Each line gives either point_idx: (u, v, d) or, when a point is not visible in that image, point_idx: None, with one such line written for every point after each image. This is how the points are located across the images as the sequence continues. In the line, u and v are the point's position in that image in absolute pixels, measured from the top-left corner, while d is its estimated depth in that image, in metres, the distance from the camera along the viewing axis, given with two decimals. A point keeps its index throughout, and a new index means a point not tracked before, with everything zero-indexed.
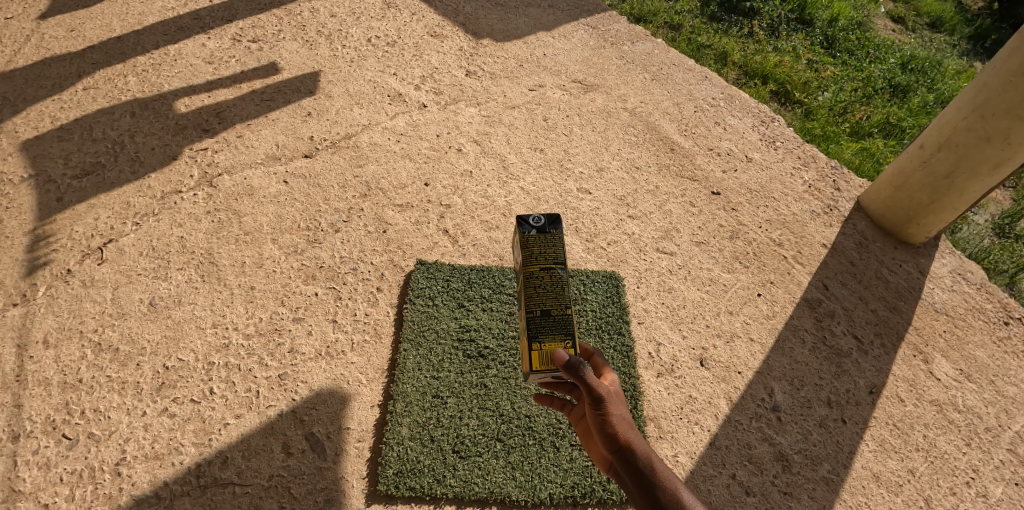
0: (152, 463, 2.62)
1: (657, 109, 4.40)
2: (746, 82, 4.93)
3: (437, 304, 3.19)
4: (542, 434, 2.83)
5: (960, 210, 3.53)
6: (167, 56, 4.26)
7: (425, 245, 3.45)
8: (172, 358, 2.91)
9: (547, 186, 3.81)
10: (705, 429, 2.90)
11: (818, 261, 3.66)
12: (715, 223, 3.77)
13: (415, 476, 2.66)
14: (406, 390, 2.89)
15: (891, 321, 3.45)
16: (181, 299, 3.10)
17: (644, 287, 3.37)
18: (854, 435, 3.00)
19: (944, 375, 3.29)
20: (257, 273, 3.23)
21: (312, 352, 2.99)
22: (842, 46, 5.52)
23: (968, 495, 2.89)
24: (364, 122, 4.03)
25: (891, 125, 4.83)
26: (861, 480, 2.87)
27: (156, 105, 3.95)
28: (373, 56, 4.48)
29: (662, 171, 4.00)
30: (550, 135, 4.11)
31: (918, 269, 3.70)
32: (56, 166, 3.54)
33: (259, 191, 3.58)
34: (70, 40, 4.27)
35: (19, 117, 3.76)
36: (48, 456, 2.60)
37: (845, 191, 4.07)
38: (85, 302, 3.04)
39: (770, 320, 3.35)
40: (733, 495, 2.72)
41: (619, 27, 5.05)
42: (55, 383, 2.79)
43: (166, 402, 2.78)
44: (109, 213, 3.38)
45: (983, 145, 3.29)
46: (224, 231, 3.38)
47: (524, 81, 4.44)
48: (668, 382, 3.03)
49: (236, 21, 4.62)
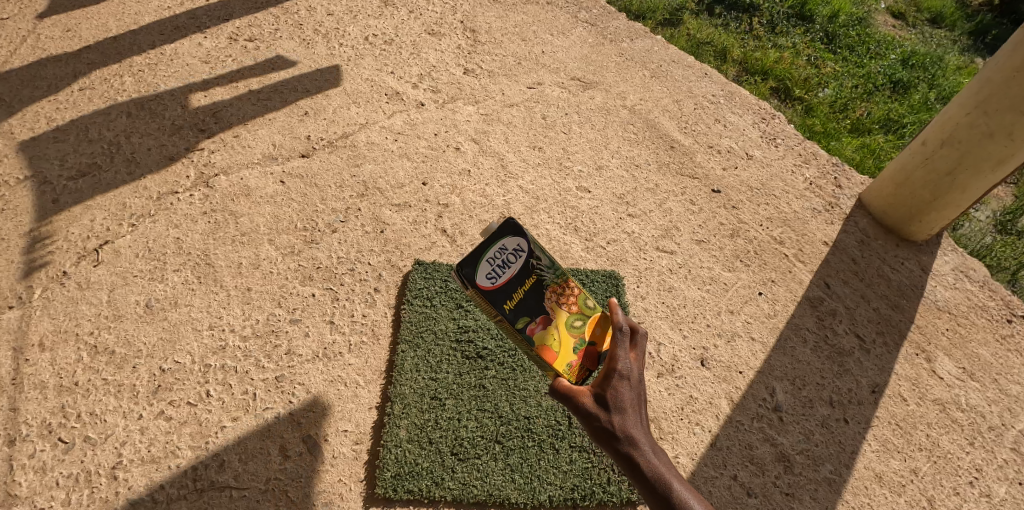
0: (149, 466, 2.60)
1: (656, 107, 4.37)
2: (746, 79, 4.89)
3: (434, 304, 3.17)
4: (541, 436, 2.81)
5: (962, 208, 3.50)
6: (163, 56, 4.23)
7: (422, 245, 3.42)
8: (168, 360, 2.89)
9: (546, 184, 3.78)
10: (706, 430, 2.88)
11: (820, 259, 3.63)
12: (716, 221, 3.74)
13: (413, 479, 2.63)
14: (404, 392, 2.87)
15: (894, 319, 3.42)
16: (178, 301, 3.08)
17: (643, 286, 3.35)
18: (856, 435, 2.97)
19: (947, 373, 3.26)
20: (253, 274, 3.21)
21: (309, 354, 2.97)
22: (842, 42, 5.48)
23: (971, 495, 2.86)
24: (361, 121, 4.00)
25: (892, 121, 4.79)
26: (864, 480, 2.84)
27: (152, 105, 3.93)
28: (370, 54, 4.45)
29: (662, 169, 3.97)
30: (548, 134, 4.08)
31: (920, 267, 3.67)
32: (52, 167, 3.52)
33: (256, 191, 3.55)
34: (66, 41, 4.24)
35: (15, 118, 3.73)
36: (44, 459, 2.58)
37: (847, 189, 4.04)
38: (81, 304, 3.02)
39: (771, 319, 3.32)
40: (734, 497, 2.70)
41: (618, 24, 5.01)
42: (51, 386, 2.77)
43: (163, 405, 2.76)
44: (105, 214, 3.35)
45: (986, 142, 3.26)
46: (221, 232, 3.35)
47: (522, 79, 4.41)
48: (668, 382, 3.00)
49: (232, 20, 4.58)
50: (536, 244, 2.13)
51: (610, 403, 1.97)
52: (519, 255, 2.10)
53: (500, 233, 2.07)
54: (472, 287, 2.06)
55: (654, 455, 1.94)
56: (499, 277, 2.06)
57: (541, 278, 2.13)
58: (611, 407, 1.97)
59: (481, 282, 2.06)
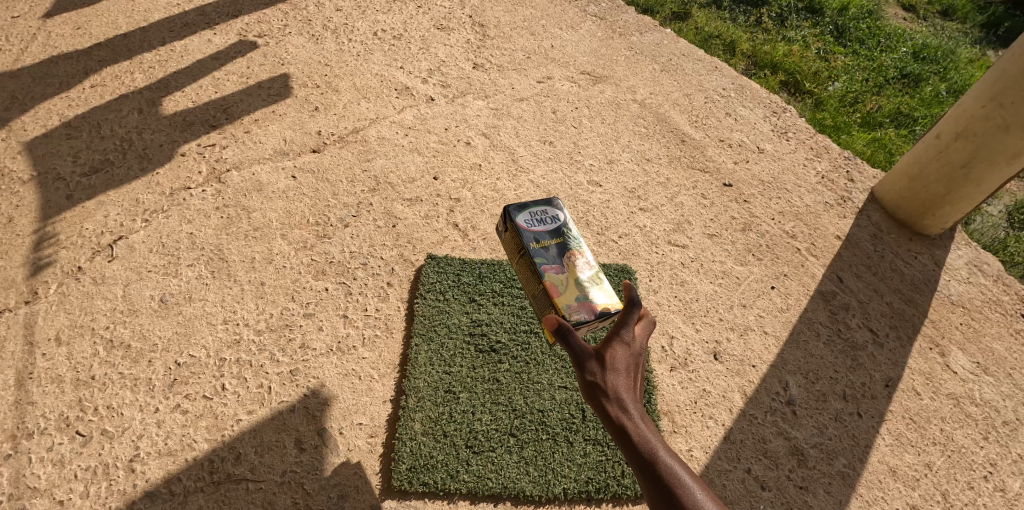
0: (166, 459, 2.63)
1: (666, 101, 4.35)
2: (755, 73, 4.87)
3: (447, 298, 3.18)
4: (555, 429, 2.82)
5: (977, 200, 3.48)
6: (173, 53, 4.24)
7: (434, 240, 3.43)
8: (183, 355, 2.91)
9: (557, 179, 3.77)
10: (719, 423, 2.88)
11: (832, 253, 3.61)
12: (727, 215, 3.72)
13: (428, 471, 2.66)
14: (418, 385, 2.88)
15: (907, 313, 3.41)
16: (192, 296, 3.09)
17: (655, 280, 3.35)
18: (870, 429, 2.98)
19: (961, 368, 3.25)
20: (266, 269, 3.22)
21: (322, 347, 2.98)
22: (854, 35, 5.41)
23: (985, 489, 2.87)
24: (372, 116, 4.00)
25: (902, 114, 4.76)
26: (878, 474, 2.85)
27: (163, 101, 3.94)
28: (379, 49, 4.45)
29: (672, 163, 3.96)
30: (559, 128, 4.07)
31: (933, 260, 3.66)
32: (66, 164, 3.54)
33: (268, 186, 3.56)
34: (77, 38, 4.25)
35: (27, 115, 3.75)
36: (62, 452, 2.61)
37: (859, 182, 4.02)
38: (96, 299, 3.04)
39: (784, 313, 3.32)
40: (748, 490, 2.70)
41: (627, 17, 4.98)
42: (68, 380, 2.79)
43: (179, 399, 2.79)
44: (119, 210, 3.37)
45: (1002, 135, 3.24)
46: (233, 227, 3.37)
47: (532, 74, 4.40)
48: (681, 376, 3.01)
49: (241, 15, 4.57)
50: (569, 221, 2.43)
51: (608, 360, 1.97)
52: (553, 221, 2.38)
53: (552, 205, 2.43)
54: (508, 216, 2.38)
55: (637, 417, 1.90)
56: (534, 228, 2.35)
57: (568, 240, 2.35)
58: (606, 365, 1.97)
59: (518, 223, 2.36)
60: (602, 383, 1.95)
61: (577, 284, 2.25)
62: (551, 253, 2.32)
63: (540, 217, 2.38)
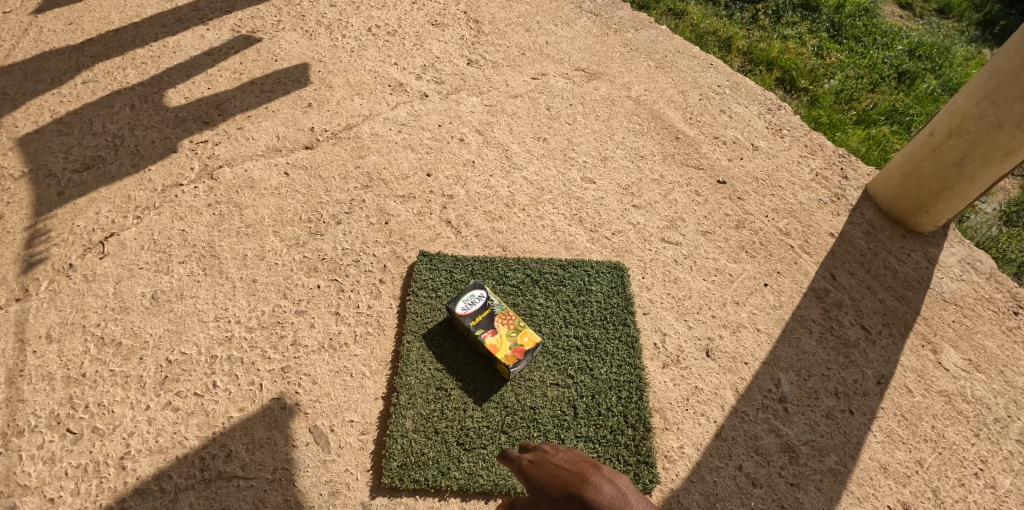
0: (157, 456, 2.63)
1: (661, 98, 4.34)
2: (750, 70, 4.86)
3: (439, 295, 3.17)
4: (547, 425, 2.83)
5: (971, 198, 3.47)
6: (165, 48, 4.21)
7: (426, 236, 3.42)
8: (174, 352, 2.90)
9: (550, 175, 3.77)
10: (711, 421, 2.92)
11: (826, 251, 3.61)
12: (721, 212, 3.72)
13: (420, 468, 2.67)
14: (410, 383, 2.88)
15: (900, 311, 3.40)
16: (184, 293, 3.09)
17: (648, 277, 3.36)
18: (862, 426, 2.98)
19: (953, 365, 3.25)
20: (258, 265, 3.21)
21: (314, 345, 2.97)
22: (850, 33, 5.37)
23: (976, 486, 2.88)
24: (365, 112, 3.98)
25: (897, 112, 4.75)
26: (870, 471, 2.87)
27: (155, 97, 3.92)
28: (373, 45, 4.43)
29: (667, 159, 3.96)
30: (553, 124, 4.07)
31: (927, 258, 3.65)
32: (57, 160, 3.52)
33: (260, 183, 3.55)
34: (69, 34, 4.22)
35: (19, 112, 3.73)
36: (53, 450, 2.62)
37: (853, 179, 4.01)
38: (87, 296, 3.03)
39: (777, 310, 3.32)
40: (739, 487, 2.75)
41: (622, 14, 4.96)
42: (59, 377, 2.80)
43: (170, 396, 2.78)
44: (110, 207, 3.36)
45: (996, 133, 3.22)
46: (225, 224, 3.35)
47: (526, 70, 4.39)
48: (673, 373, 3.04)
49: (235, 11, 4.53)
50: (492, 293, 3.02)
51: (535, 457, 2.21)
52: (481, 299, 2.98)
53: (477, 289, 3.01)
54: (449, 307, 2.94)
55: (568, 471, 2.06)
56: (469, 307, 2.94)
57: (493, 308, 2.97)
58: (534, 458, 2.20)
59: (455, 311, 2.93)
60: (534, 468, 2.14)
61: (508, 332, 2.90)
62: (485, 322, 2.92)
63: (471, 300, 2.96)
